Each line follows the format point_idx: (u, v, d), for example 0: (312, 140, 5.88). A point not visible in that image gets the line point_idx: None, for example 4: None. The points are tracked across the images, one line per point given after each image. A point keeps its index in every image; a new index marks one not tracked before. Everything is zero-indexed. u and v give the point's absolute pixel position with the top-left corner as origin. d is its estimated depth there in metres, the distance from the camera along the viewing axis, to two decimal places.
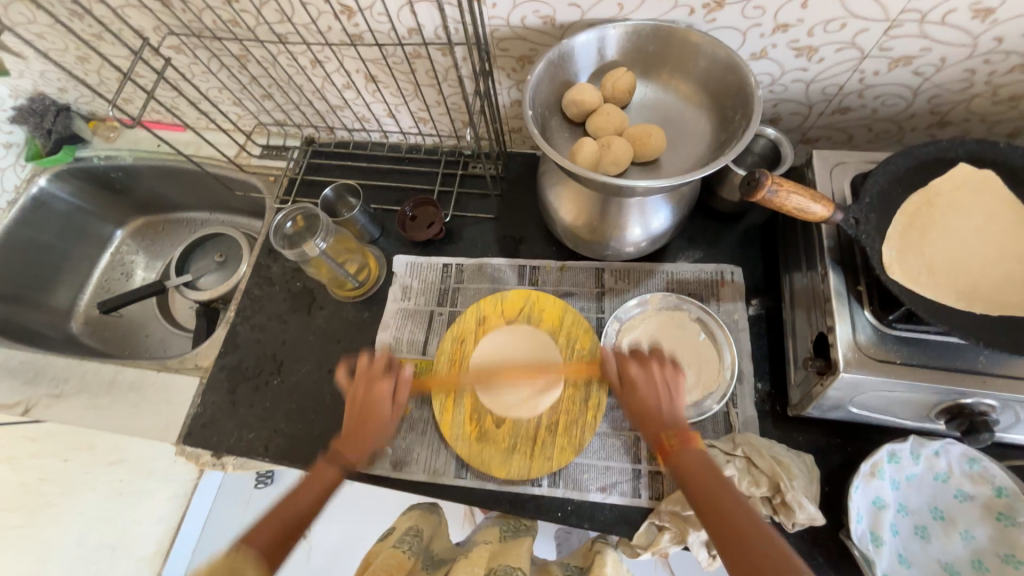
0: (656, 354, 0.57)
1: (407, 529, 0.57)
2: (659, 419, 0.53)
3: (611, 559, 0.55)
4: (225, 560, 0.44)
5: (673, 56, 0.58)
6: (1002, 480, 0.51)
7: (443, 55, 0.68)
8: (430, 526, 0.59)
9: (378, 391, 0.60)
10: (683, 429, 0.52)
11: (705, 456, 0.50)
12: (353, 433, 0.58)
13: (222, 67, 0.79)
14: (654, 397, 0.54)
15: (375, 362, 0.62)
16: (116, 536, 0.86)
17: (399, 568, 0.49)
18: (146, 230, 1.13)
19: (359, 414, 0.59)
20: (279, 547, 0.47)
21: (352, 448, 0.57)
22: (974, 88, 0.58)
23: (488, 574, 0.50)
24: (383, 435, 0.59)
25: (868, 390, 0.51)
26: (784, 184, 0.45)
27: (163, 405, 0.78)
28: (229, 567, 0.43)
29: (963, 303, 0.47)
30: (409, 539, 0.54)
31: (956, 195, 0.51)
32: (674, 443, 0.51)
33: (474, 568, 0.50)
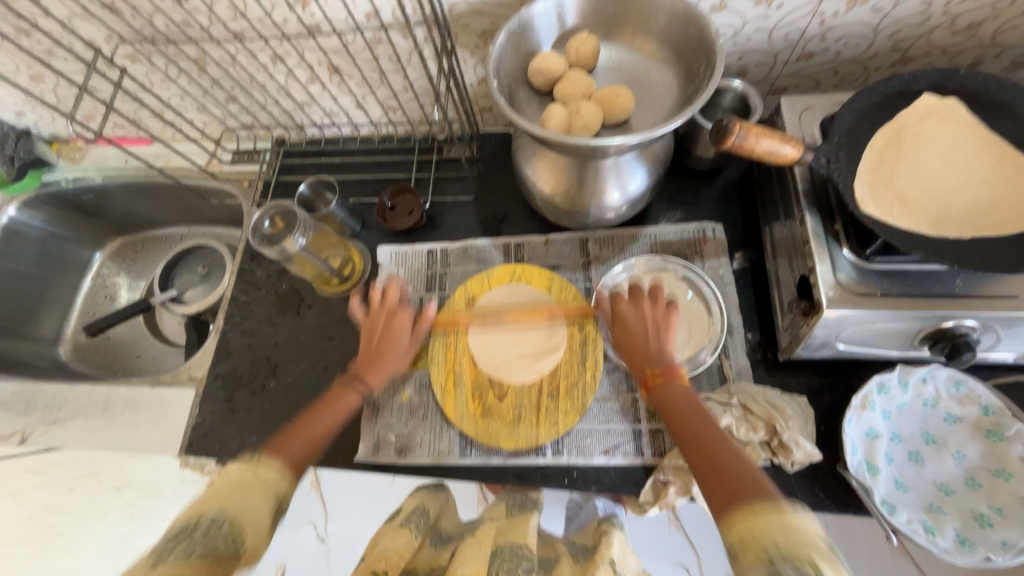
0: (650, 291, 0.58)
1: (414, 509, 0.58)
2: (643, 355, 0.55)
3: (617, 539, 0.54)
4: (251, 466, 0.43)
5: (632, 16, 0.57)
6: (987, 399, 0.53)
7: (404, 37, 0.67)
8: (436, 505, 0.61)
9: (396, 322, 0.63)
10: (667, 364, 0.53)
11: (688, 395, 0.51)
12: (369, 358, 0.61)
13: (180, 72, 0.78)
14: (643, 331, 0.56)
15: (389, 293, 0.65)
16: None
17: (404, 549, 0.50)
18: (126, 251, 1.11)
19: (378, 343, 0.61)
20: (301, 457, 0.48)
21: (376, 371, 0.60)
22: (932, 20, 0.59)
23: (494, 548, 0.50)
24: (403, 359, 0.62)
25: (852, 325, 0.52)
26: (752, 128, 0.46)
27: (160, 419, 0.77)
28: (256, 472, 0.43)
29: (935, 229, 0.48)
30: (415, 519, 0.55)
31: (922, 124, 0.52)
32: (659, 377, 0.53)
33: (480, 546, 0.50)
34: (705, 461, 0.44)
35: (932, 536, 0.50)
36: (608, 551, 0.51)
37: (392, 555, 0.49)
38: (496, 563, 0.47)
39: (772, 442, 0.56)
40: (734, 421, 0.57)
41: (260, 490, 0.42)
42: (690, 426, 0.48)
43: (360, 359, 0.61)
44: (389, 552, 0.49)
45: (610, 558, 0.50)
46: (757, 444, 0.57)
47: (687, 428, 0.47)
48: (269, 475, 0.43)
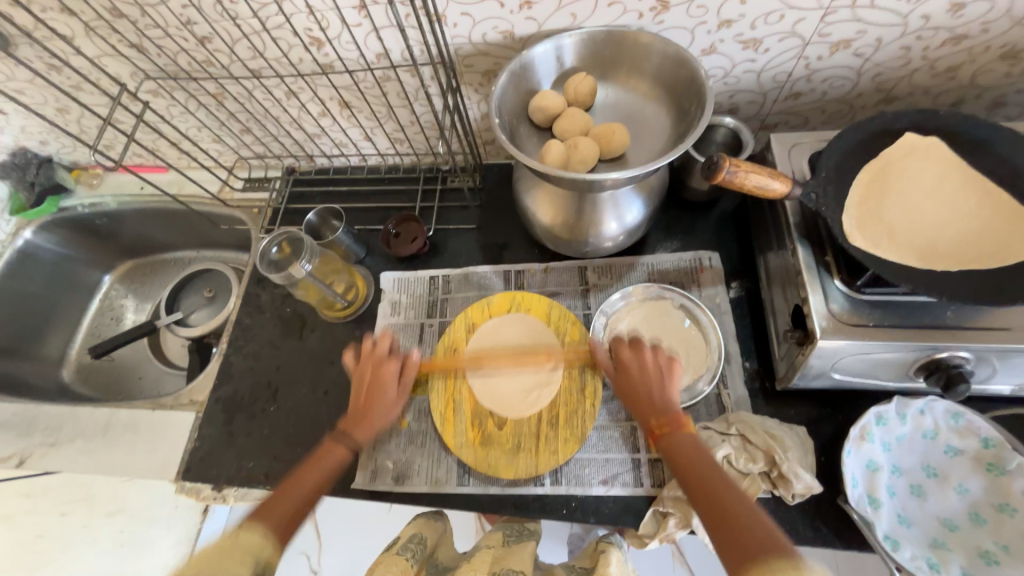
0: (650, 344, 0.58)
1: (411, 537, 0.57)
2: (652, 406, 0.53)
3: (614, 557, 0.55)
4: (233, 535, 0.41)
5: (626, 59, 0.61)
6: (987, 431, 0.53)
7: (412, 76, 0.71)
8: (434, 533, 0.60)
9: (384, 375, 0.62)
10: (673, 414, 0.51)
11: (699, 443, 0.48)
12: (358, 416, 0.59)
13: (199, 106, 0.82)
14: (644, 382, 0.55)
15: (380, 344, 0.65)
16: None
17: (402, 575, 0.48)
18: (134, 273, 1.14)
19: (367, 395, 0.60)
20: (288, 526, 0.45)
21: (361, 430, 0.58)
22: (912, 63, 0.62)
23: (492, 574, 0.49)
24: (389, 415, 0.60)
25: (847, 355, 0.53)
26: (741, 165, 0.48)
27: (159, 442, 0.77)
28: (237, 541, 0.40)
29: (923, 262, 0.49)
30: (412, 546, 0.54)
31: (907, 161, 0.54)
32: (665, 428, 0.50)
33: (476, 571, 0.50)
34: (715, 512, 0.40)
35: (938, 573, 0.49)
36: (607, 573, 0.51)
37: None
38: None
39: (772, 473, 0.56)
40: (733, 452, 0.57)
41: (242, 556, 0.39)
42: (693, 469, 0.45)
43: (349, 417, 0.59)
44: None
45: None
46: (757, 475, 0.56)
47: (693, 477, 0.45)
48: (252, 540, 0.41)
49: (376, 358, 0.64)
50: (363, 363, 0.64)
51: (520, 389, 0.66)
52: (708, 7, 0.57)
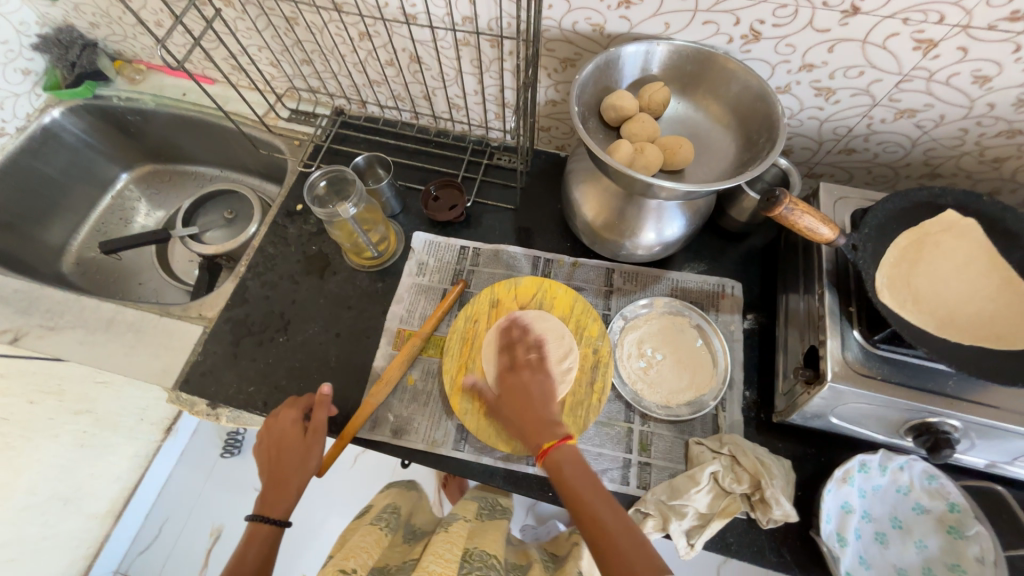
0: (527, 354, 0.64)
1: (387, 508, 0.65)
2: (541, 422, 0.56)
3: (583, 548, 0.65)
4: None
5: (707, 79, 0.62)
6: (956, 497, 0.57)
7: (492, 47, 0.71)
8: (407, 503, 0.70)
9: (289, 436, 0.62)
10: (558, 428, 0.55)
11: (579, 456, 0.53)
12: (275, 484, 0.59)
13: (268, 25, 0.80)
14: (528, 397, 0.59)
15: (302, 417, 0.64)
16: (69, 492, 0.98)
17: (375, 545, 0.55)
18: (152, 179, 1.12)
19: (280, 462, 0.61)
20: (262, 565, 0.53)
21: (280, 497, 0.58)
22: (964, 146, 0.65)
23: (465, 551, 0.56)
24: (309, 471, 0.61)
25: (848, 402, 0.56)
26: (800, 205, 0.50)
27: (161, 349, 0.77)
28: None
29: (941, 330, 0.53)
30: (386, 518, 0.62)
31: (943, 236, 0.57)
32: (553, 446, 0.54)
33: (453, 544, 0.55)
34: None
35: None
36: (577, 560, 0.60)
37: (361, 552, 0.53)
38: (465, 568, 0.53)
39: (753, 496, 0.59)
40: (721, 469, 0.61)
41: None
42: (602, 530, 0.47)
43: (268, 486, 0.59)
44: (359, 547, 0.54)
45: None
46: (738, 496, 0.60)
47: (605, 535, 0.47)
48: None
49: (279, 423, 0.63)
50: (271, 424, 0.64)
51: None
52: (796, 47, 0.59)
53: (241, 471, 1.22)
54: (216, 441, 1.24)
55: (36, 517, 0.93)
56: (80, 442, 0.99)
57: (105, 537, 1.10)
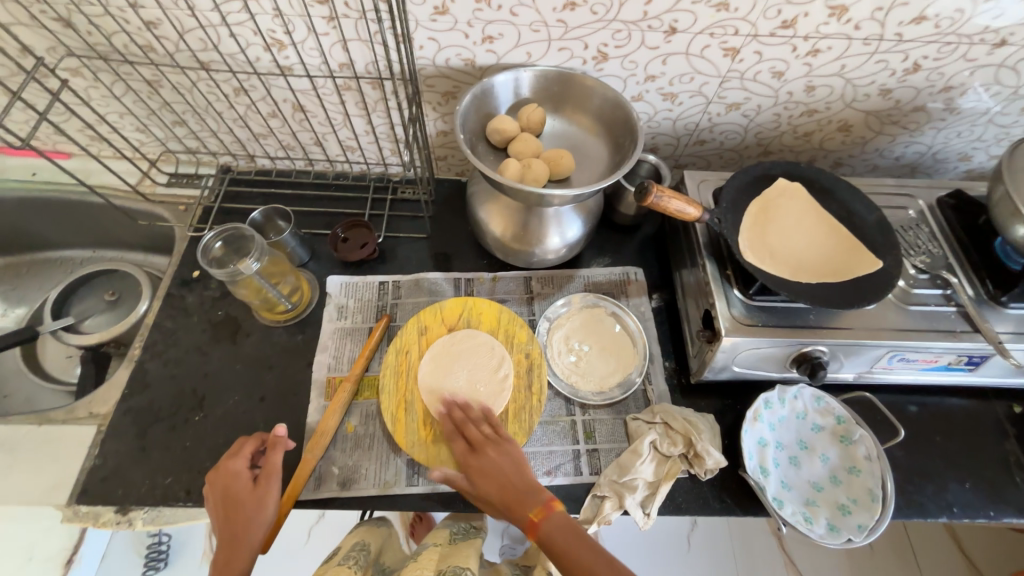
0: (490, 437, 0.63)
1: (354, 546, 0.62)
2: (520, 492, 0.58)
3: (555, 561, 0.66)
4: None
5: (573, 97, 0.70)
6: (839, 410, 0.68)
7: (374, 88, 0.74)
8: (377, 540, 0.66)
9: (241, 489, 0.57)
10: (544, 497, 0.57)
11: (566, 520, 0.56)
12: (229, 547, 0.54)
13: (127, 91, 0.76)
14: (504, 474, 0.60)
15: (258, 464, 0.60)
16: None
17: None
18: (5, 274, 0.98)
19: (232, 520, 0.56)
20: None
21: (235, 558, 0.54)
22: (782, 126, 0.80)
23: (437, 574, 0.56)
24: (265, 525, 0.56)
25: (743, 350, 0.65)
26: (666, 191, 0.59)
27: (46, 462, 0.67)
28: None
29: (794, 276, 0.63)
30: (355, 556, 0.59)
31: (781, 199, 0.70)
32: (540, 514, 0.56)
33: (424, 570, 0.58)
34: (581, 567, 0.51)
35: (810, 524, 0.62)
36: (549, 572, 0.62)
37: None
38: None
39: (689, 454, 0.66)
40: (658, 437, 0.66)
41: None
42: (518, 492, 0.58)
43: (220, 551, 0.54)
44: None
45: None
46: (677, 457, 0.66)
47: (517, 503, 0.57)
48: None
49: (227, 478, 0.58)
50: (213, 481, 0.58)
51: (467, 390, 0.69)
52: (638, 62, 0.69)
53: None
54: (136, 553, 1.07)
55: None
56: None
57: None
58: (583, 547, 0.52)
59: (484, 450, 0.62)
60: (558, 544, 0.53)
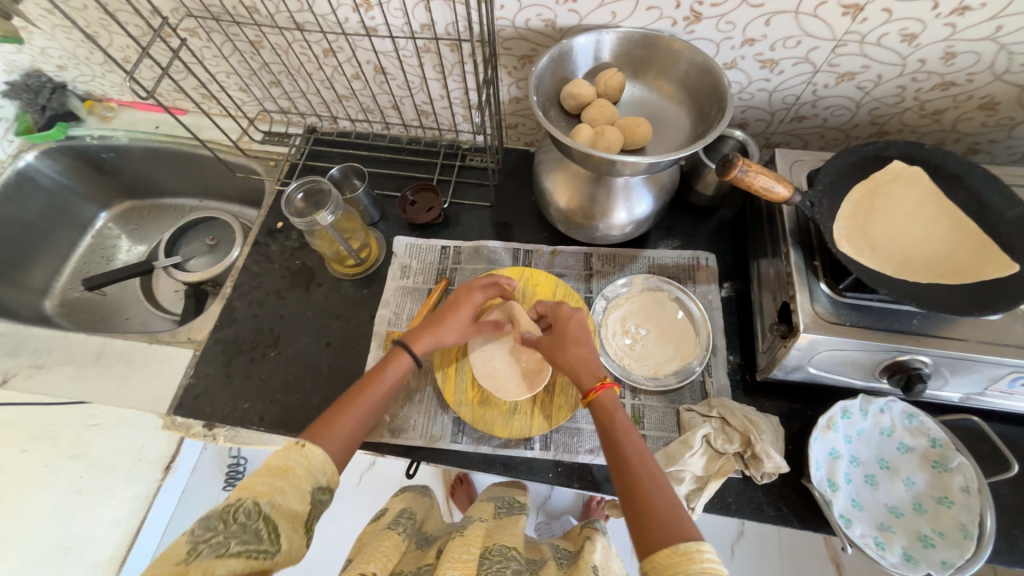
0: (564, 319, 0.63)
1: (401, 512, 0.64)
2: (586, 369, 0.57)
3: (600, 545, 0.65)
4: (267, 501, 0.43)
5: (657, 62, 0.66)
6: (935, 432, 0.59)
7: (452, 51, 0.74)
8: (421, 511, 0.69)
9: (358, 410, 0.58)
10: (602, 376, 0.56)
11: (620, 408, 0.54)
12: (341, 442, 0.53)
13: (234, 51, 0.83)
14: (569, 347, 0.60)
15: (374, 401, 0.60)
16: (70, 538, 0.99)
17: (394, 549, 0.55)
18: (132, 215, 1.13)
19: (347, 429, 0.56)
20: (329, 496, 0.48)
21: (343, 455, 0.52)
22: (905, 102, 0.69)
23: (483, 549, 0.57)
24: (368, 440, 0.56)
25: (823, 351, 0.58)
26: (754, 166, 0.53)
27: (154, 376, 0.77)
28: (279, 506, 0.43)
29: (899, 273, 0.55)
30: (403, 522, 0.61)
31: (892, 185, 0.61)
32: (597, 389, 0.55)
33: (471, 545, 0.56)
34: (619, 456, 0.50)
35: (882, 550, 0.55)
36: (592, 558, 0.60)
37: (381, 556, 0.53)
38: (485, 564, 0.54)
39: (745, 454, 0.61)
40: (712, 431, 0.62)
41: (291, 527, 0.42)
42: (586, 365, 0.58)
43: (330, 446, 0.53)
44: (379, 552, 0.54)
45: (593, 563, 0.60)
46: (732, 455, 0.61)
47: (581, 374, 0.57)
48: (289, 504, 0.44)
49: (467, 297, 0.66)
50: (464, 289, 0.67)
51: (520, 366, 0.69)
52: (735, 23, 0.62)
53: None
54: (218, 475, 1.25)
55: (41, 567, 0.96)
56: (74, 489, 1.00)
57: None
58: (630, 440, 0.51)
59: (563, 326, 0.62)
60: (608, 420, 0.53)
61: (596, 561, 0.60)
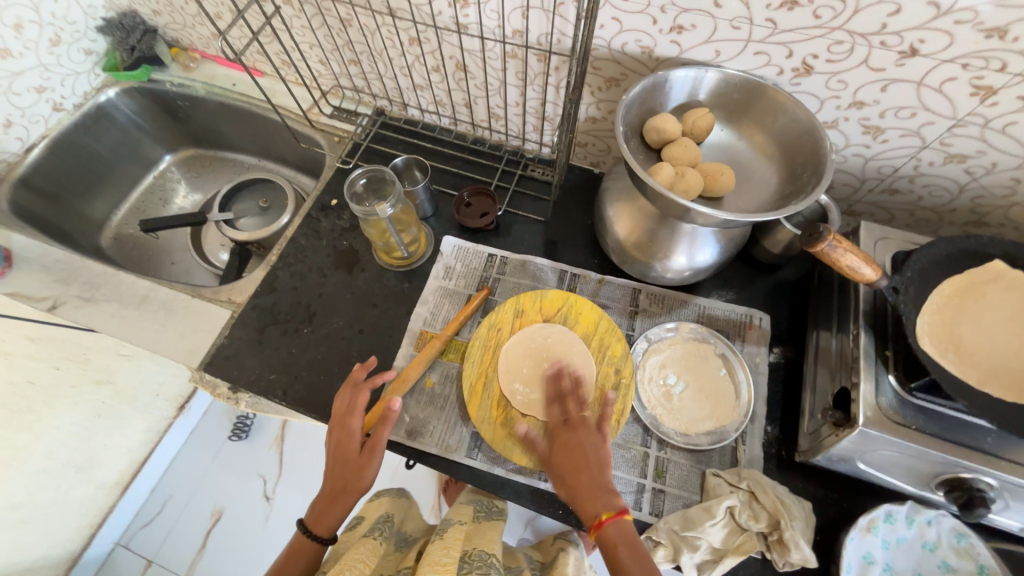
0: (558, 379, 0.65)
1: (380, 518, 0.64)
2: (592, 496, 0.54)
3: (573, 556, 0.67)
4: None
5: (754, 109, 0.62)
6: (984, 557, 0.55)
7: (539, 61, 0.72)
8: (400, 513, 0.70)
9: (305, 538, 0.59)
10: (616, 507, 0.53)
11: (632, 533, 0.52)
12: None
13: (322, 25, 0.83)
14: (581, 462, 0.56)
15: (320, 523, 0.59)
16: (79, 460, 1.02)
17: (371, 554, 0.55)
18: (193, 162, 1.16)
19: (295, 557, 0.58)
20: None
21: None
22: (1014, 196, 0.63)
23: (463, 553, 0.56)
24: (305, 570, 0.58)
25: (877, 448, 0.54)
26: (843, 243, 0.49)
27: (190, 329, 0.79)
28: None
29: (983, 385, 0.51)
30: (380, 527, 0.61)
31: (989, 287, 0.56)
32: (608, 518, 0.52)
33: (451, 549, 0.55)
34: None
35: None
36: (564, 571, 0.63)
37: (357, 563, 0.52)
38: (465, 568, 0.53)
39: (771, 536, 0.58)
40: (738, 505, 0.59)
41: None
42: (587, 485, 0.55)
43: None
44: (355, 558, 0.53)
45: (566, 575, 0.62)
46: (755, 534, 0.58)
47: (591, 497, 0.54)
48: None
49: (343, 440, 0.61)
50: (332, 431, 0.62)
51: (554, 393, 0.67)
52: (848, 83, 0.58)
53: (245, 456, 1.24)
54: (226, 424, 1.27)
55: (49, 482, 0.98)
56: (94, 413, 1.02)
57: (112, 508, 1.14)
58: (636, 572, 0.49)
59: (570, 434, 0.59)
60: (613, 555, 0.51)
61: (570, 572, 0.63)
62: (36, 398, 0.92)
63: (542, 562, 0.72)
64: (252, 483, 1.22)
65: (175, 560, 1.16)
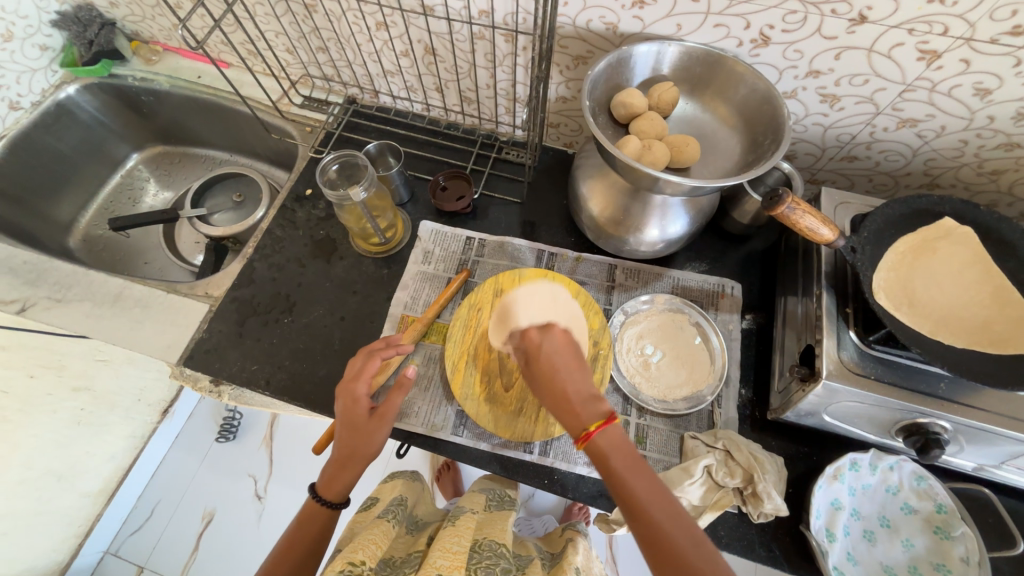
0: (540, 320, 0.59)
1: (394, 501, 0.66)
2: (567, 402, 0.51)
3: (582, 547, 0.68)
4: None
5: (716, 80, 0.64)
6: (943, 498, 0.58)
7: (506, 41, 0.73)
8: (412, 495, 0.71)
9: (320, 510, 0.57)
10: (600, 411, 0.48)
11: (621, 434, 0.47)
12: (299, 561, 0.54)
13: (287, 12, 0.82)
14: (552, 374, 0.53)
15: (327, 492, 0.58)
16: (61, 467, 1.00)
17: (383, 537, 0.55)
18: (162, 160, 1.14)
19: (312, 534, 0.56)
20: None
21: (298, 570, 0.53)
22: (964, 157, 0.67)
23: (474, 542, 0.58)
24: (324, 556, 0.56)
25: (841, 400, 0.57)
26: (801, 204, 0.51)
27: (169, 325, 0.78)
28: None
29: (934, 333, 0.54)
30: (393, 510, 0.63)
31: (939, 243, 0.59)
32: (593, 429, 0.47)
33: (462, 537, 0.56)
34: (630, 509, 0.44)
35: None
36: (575, 561, 0.64)
37: (369, 544, 0.53)
38: (475, 558, 0.55)
39: (746, 490, 0.60)
40: (715, 464, 0.61)
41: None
42: (567, 398, 0.51)
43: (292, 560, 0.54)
44: (368, 539, 0.54)
45: (576, 566, 0.63)
46: (731, 490, 0.61)
47: (572, 410, 0.50)
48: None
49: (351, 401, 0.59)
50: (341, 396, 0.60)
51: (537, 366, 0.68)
52: (803, 53, 0.60)
53: (233, 454, 1.24)
54: (214, 425, 1.27)
55: (29, 491, 0.95)
56: (73, 419, 1.00)
57: (99, 514, 1.12)
58: (635, 478, 0.45)
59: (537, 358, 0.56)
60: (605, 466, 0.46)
61: (578, 562, 0.64)
62: (10, 407, 0.89)
63: (552, 553, 0.74)
64: (243, 481, 1.21)
65: (168, 562, 1.15)
